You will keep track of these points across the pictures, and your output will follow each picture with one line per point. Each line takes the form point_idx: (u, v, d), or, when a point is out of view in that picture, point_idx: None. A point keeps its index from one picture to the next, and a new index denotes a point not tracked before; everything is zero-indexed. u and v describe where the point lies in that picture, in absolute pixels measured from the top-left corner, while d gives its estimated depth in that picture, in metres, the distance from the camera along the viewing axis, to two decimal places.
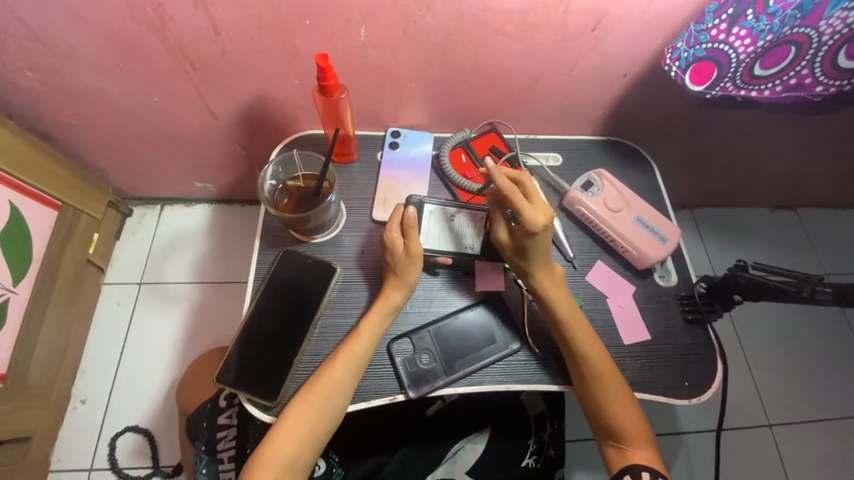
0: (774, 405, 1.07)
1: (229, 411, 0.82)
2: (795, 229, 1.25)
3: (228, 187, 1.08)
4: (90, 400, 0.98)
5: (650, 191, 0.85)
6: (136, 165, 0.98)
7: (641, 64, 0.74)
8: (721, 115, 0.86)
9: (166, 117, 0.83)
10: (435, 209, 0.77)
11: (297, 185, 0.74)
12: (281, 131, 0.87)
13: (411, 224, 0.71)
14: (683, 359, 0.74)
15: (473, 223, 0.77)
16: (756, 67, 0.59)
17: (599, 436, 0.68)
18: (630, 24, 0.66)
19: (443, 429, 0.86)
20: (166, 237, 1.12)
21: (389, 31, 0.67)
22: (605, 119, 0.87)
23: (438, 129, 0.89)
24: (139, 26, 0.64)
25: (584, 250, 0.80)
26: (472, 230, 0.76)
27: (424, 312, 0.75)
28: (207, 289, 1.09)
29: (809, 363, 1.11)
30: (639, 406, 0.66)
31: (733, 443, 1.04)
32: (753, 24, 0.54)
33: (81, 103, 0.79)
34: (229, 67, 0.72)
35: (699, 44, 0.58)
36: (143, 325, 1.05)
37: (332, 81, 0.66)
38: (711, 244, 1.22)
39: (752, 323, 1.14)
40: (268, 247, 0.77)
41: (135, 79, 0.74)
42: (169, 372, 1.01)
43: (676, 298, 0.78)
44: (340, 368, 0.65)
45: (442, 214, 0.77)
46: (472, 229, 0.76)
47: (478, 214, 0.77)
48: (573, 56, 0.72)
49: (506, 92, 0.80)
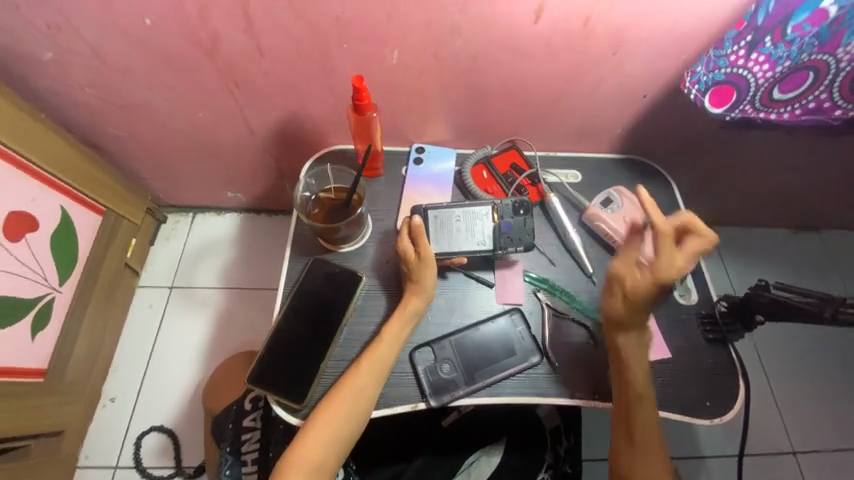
0: (799, 431, 1.05)
1: (253, 414, 0.84)
2: (818, 250, 1.23)
3: (256, 197, 1.13)
4: (119, 398, 1.02)
5: (669, 208, 0.87)
6: (174, 175, 1.04)
7: (660, 86, 0.77)
8: (741, 136, 0.88)
9: (207, 130, 0.89)
10: (440, 214, 0.77)
11: (329, 197, 0.78)
12: (311, 145, 0.92)
13: (418, 232, 0.73)
14: (704, 378, 0.74)
15: (478, 220, 0.77)
16: (775, 91, 0.61)
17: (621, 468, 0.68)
18: (650, 50, 0.69)
19: (460, 440, 0.88)
20: (196, 244, 1.17)
21: (419, 54, 0.71)
22: (624, 138, 0.89)
23: (460, 145, 0.92)
24: (192, 48, 0.70)
25: (604, 266, 0.82)
26: (480, 226, 0.77)
27: (445, 322, 0.77)
28: (233, 295, 1.13)
29: (835, 388, 1.08)
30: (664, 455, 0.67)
31: (757, 468, 1.02)
32: (771, 51, 0.56)
33: (130, 116, 0.86)
34: (270, 86, 0.77)
35: (718, 69, 0.60)
36: (171, 327, 1.09)
37: (366, 100, 0.70)
38: (731, 263, 1.22)
39: (775, 346, 1.12)
40: (297, 255, 0.81)
41: (183, 95, 0.80)
42: (194, 374, 1.04)
43: (696, 318, 0.78)
44: (365, 374, 0.68)
45: (447, 218, 0.77)
46: (480, 227, 0.77)
47: (481, 210, 0.77)
48: (594, 78, 0.75)
49: (528, 111, 0.83)
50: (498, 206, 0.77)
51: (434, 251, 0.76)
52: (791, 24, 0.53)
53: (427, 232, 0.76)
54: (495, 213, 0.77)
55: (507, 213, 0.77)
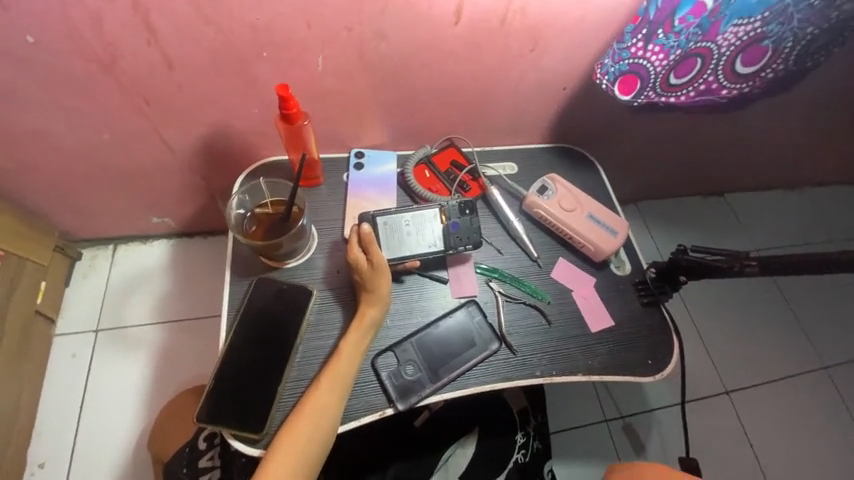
0: (728, 374, 1.18)
1: (210, 452, 0.78)
2: (724, 213, 1.40)
3: (188, 220, 1.05)
4: (48, 464, 0.90)
5: (598, 189, 0.94)
6: (85, 206, 0.93)
7: (577, 78, 0.82)
8: (651, 118, 0.97)
9: (118, 153, 0.81)
10: (389, 220, 0.77)
11: (266, 211, 0.75)
12: (242, 159, 0.87)
13: (369, 240, 0.72)
14: (644, 340, 0.81)
15: (427, 223, 0.78)
16: (672, 76, 0.68)
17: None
18: (564, 44, 0.74)
19: (432, 439, 0.88)
20: (122, 279, 1.06)
21: (346, 59, 0.70)
22: (551, 128, 0.95)
23: (399, 147, 0.92)
24: (88, 65, 0.63)
25: (547, 250, 0.86)
26: (430, 229, 0.78)
27: (404, 325, 0.77)
28: (173, 328, 1.04)
29: (751, 331, 1.24)
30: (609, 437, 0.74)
31: (698, 412, 1.14)
32: (664, 41, 0.62)
33: (21, 145, 0.75)
34: (186, 100, 0.71)
35: (623, 60, 0.66)
36: (103, 374, 0.98)
37: (294, 109, 0.67)
38: (657, 233, 1.35)
39: (700, 302, 1.26)
40: (240, 277, 0.76)
41: (84, 117, 0.72)
42: (138, 421, 0.95)
43: (631, 284, 0.86)
44: (326, 391, 0.65)
45: (397, 223, 0.77)
46: (430, 229, 0.78)
47: (429, 212, 0.78)
48: (517, 73, 0.79)
49: (460, 109, 0.85)
50: (445, 208, 0.79)
51: (387, 257, 0.75)
52: (677, 17, 0.59)
53: (378, 239, 0.76)
54: (443, 215, 0.78)
55: (454, 214, 0.78)
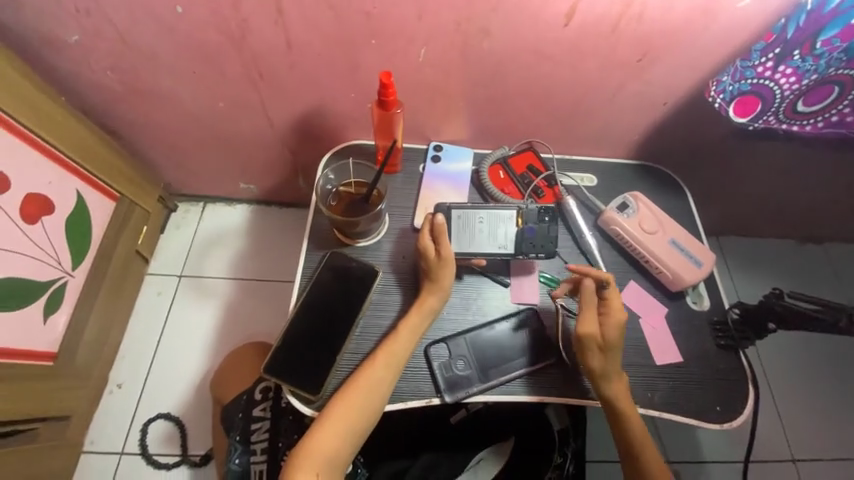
0: (800, 441, 1.06)
1: (263, 404, 0.84)
2: (822, 263, 1.25)
3: (269, 189, 1.13)
4: (125, 385, 1.01)
5: (683, 216, 0.88)
6: (188, 163, 1.04)
7: (681, 94, 0.78)
8: (756, 147, 0.89)
9: (225, 120, 0.89)
10: (464, 215, 0.77)
11: (348, 190, 0.79)
12: (330, 139, 0.92)
13: (441, 230, 0.74)
14: (714, 383, 0.75)
15: (501, 223, 0.77)
16: (799, 103, 0.62)
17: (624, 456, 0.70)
18: (675, 57, 0.70)
19: (466, 437, 0.88)
20: (206, 234, 1.17)
21: (447, 53, 0.71)
22: (641, 144, 0.90)
23: (478, 145, 0.92)
24: (220, 37, 0.70)
25: (618, 270, 0.83)
26: (503, 230, 0.76)
27: (461, 320, 0.77)
28: (242, 285, 1.13)
29: (837, 400, 1.09)
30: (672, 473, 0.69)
31: (758, 475, 1.03)
32: (799, 64, 0.57)
33: (150, 103, 0.85)
34: (294, 78, 0.77)
35: (744, 79, 0.61)
36: (180, 315, 1.09)
37: (392, 96, 0.70)
38: (737, 272, 1.23)
39: (779, 356, 1.13)
40: (314, 248, 0.81)
41: (205, 84, 0.80)
42: (202, 363, 1.04)
43: (707, 324, 0.79)
44: (381, 367, 0.68)
45: (470, 218, 0.77)
46: (503, 231, 0.76)
47: (506, 214, 0.77)
48: (617, 83, 0.76)
49: (548, 113, 0.83)
50: (523, 211, 0.77)
51: (453, 250, 0.76)
52: (820, 38, 0.53)
53: (449, 232, 0.76)
54: (519, 218, 0.77)
55: (532, 219, 0.77)
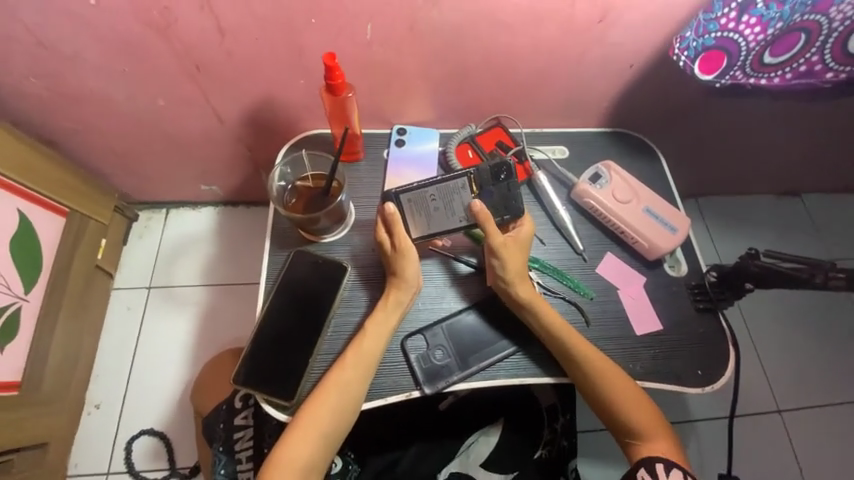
0: (783, 391, 1.08)
1: (244, 412, 0.82)
2: (799, 215, 1.25)
3: (232, 189, 1.08)
4: (104, 404, 0.98)
5: (657, 181, 0.86)
6: (141, 169, 0.98)
7: (648, 54, 0.74)
8: (728, 103, 0.86)
9: (171, 120, 0.83)
10: (414, 197, 0.71)
11: (306, 185, 0.74)
12: (286, 131, 0.87)
13: (393, 218, 0.70)
14: (696, 348, 0.75)
15: (455, 194, 0.71)
16: (765, 54, 0.59)
17: (616, 432, 0.68)
18: (636, 14, 0.66)
19: (456, 423, 0.88)
20: (172, 241, 1.12)
21: (395, 28, 0.66)
22: (611, 110, 0.87)
23: (443, 126, 0.88)
24: (145, 29, 0.64)
25: (594, 243, 0.81)
26: (459, 201, 0.71)
27: (436, 309, 0.75)
28: (216, 291, 1.09)
29: (817, 348, 1.12)
30: (677, 443, 0.65)
31: (744, 428, 1.05)
32: (762, 12, 0.54)
33: (85, 108, 0.79)
34: (235, 69, 0.71)
35: (708, 34, 0.58)
36: (154, 327, 1.05)
37: (340, 80, 0.65)
38: (717, 232, 1.23)
39: (760, 311, 1.14)
40: (279, 249, 0.77)
41: (141, 83, 0.74)
42: (182, 374, 1.01)
43: (686, 288, 0.78)
44: (350, 367, 0.66)
45: (421, 197, 0.71)
46: (458, 202, 0.71)
47: (457, 182, 0.71)
48: (579, 48, 0.72)
49: (512, 85, 0.79)
50: (474, 176, 0.71)
51: (412, 237, 0.72)
52: None
53: (404, 218, 0.72)
54: (473, 184, 0.71)
55: (486, 182, 0.72)
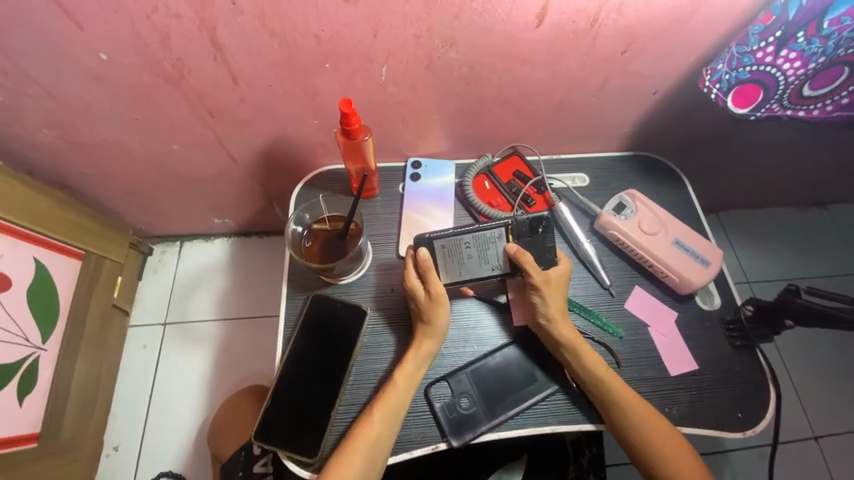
0: (819, 416, 1.04)
1: (264, 458, 0.80)
2: (826, 227, 1.21)
3: (246, 221, 1.07)
4: (122, 446, 0.97)
5: (683, 208, 0.82)
6: (154, 207, 0.97)
7: (672, 81, 0.71)
8: (755, 124, 0.83)
9: (185, 162, 0.82)
10: (448, 244, 0.69)
11: (324, 228, 0.73)
12: (299, 166, 0.85)
13: (427, 266, 0.68)
14: (734, 387, 0.71)
15: (491, 244, 0.69)
16: (805, 88, 0.57)
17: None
18: (662, 45, 0.63)
19: (479, 460, 0.84)
20: (187, 274, 1.11)
21: (411, 68, 0.64)
22: (632, 136, 0.84)
23: (458, 155, 0.86)
24: (157, 80, 0.63)
25: (620, 277, 0.78)
26: (494, 251, 0.70)
27: (460, 353, 0.72)
28: (232, 324, 1.08)
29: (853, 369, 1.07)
30: None
31: (780, 457, 1.01)
32: (804, 47, 0.51)
33: (98, 154, 0.78)
34: (249, 112, 0.70)
35: (742, 67, 0.55)
36: (170, 366, 1.04)
37: (356, 124, 0.64)
38: (741, 248, 1.19)
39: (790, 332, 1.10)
40: (296, 292, 0.75)
41: (153, 129, 0.73)
42: (199, 412, 1.00)
43: (721, 323, 0.75)
44: (379, 422, 0.63)
45: (456, 244, 0.69)
46: (493, 251, 0.70)
47: (494, 232, 0.69)
48: (602, 79, 0.69)
49: (530, 117, 0.77)
50: (512, 226, 0.70)
51: (444, 282, 0.70)
52: (828, 17, 0.47)
53: (435, 263, 0.70)
54: (510, 235, 0.70)
55: (524, 233, 0.70)
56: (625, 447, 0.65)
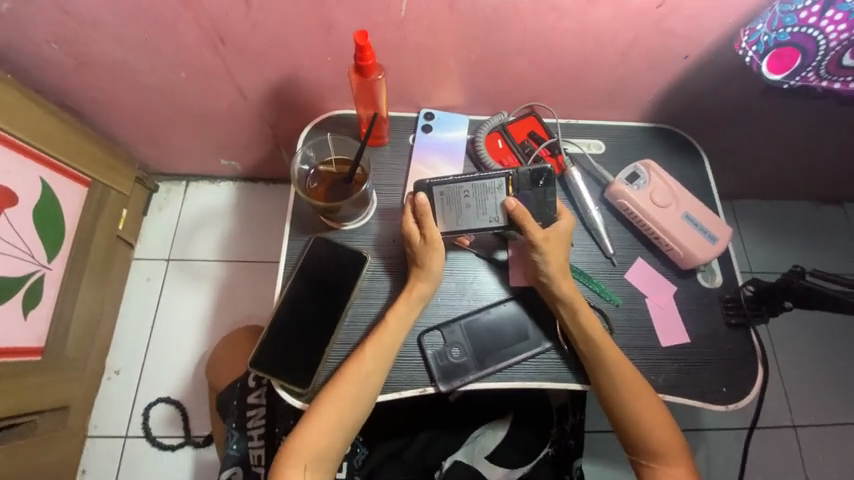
0: (803, 408, 1.05)
1: (257, 391, 0.83)
2: (841, 225, 1.18)
3: (252, 165, 1.06)
4: (123, 371, 1.01)
5: (698, 184, 0.80)
6: (161, 141, 0.96)
7: (706, 45, 0.67)
8: (786, 104, 0.79)
9: (193, 93, 0.80)
10: (447, 191, 0.68)
11: (330, 170, 0.72)
12: (309, 109, 0.83)
13: (423, 210, 0.68)
14: (724, 363, 0.72)
15: (489, 194, 0.68)
16: (846, 56, 0.53)
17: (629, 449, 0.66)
18: (700, 1, 0.59)
19: (464, 416, 0.87)
20: (191, 214, 1.12)
21: (432, 5, 0.61)
22: (655, 105, 0.81)
23: (473, 111, 0.83)
24: None
25: (625, 247, 0.77)
26: (492, 202, 0.68)
27: (455, 305, 0.73)
28: (233, 267, 1.09)
29: (844, 366, 1.07)
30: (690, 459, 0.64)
31: (758, 443, 1.03)
32: (852, 7, 0.48)
33: (106, 77, 0.77)
34: (260, 42, 0.68)
35: (782, 27, 0.53)
36: (172, 301, 1.06)
37: (370, 60, 0.62)
38: (750, 238, 1.17)
39: (787, 325, 1.10)
40: (298, 233, 0.75)
41: (162, 53, 0.71)
42: (197, 347, 1.03)
43: (719, 301, 0.75)
44: (369, 360, 0.65)
45: (454, 192, 0.68)
46: (492, 202, 0.68)
47: (493, 182, 0.68)
48: (631, 35, 0.65)
49: (551, 73, 0.74)
50: (513, 177, 0.68)
51: (440, 229, 0.69)
52: None
53: (433, 210, 0.69)
54: (510, 186, 0.68)
55: (524, 186, 0.68)
56: (608, 409, 0.66)
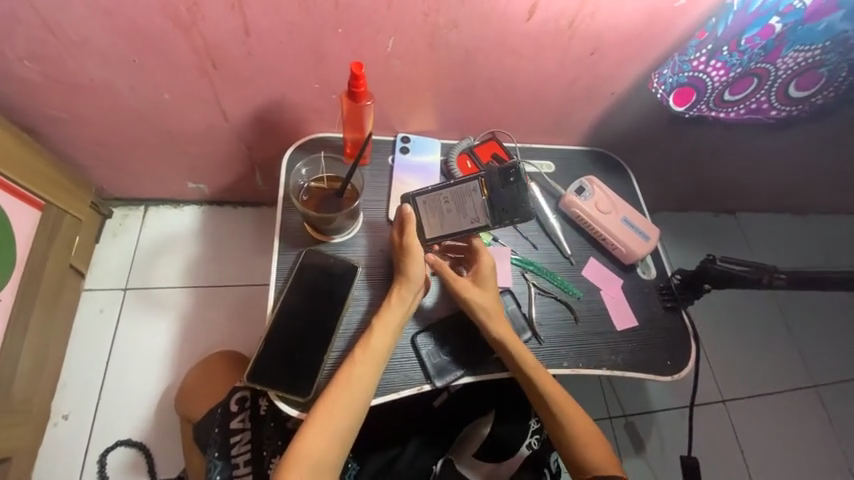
0: (727, 383, 1.24)
1: (241, 415, 0.80)
2: (734, 230, 1.46)
3: (222, 188, 1.06)
4: (73, 415, 0.91)
5: (630, 196, 0.97)
6: (126, 164, 0.94)
7: (627, 85, 0.85)
8: (687, 132, 1.01)
9: (173, 115, 0.81)
10: (429, 199, 0.78)
11: (321, 186, 0.76)
12: (291, 132, 0.88)
13: (408, 217, 0.76)
14: (666, 340, 0.86)
15: (467, 197, 0.76)
16: (726, 93, 0.75)
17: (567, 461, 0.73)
18: (623, 52, 0.76)
19: (450, 418, 0.91)
20: (152, 240, 1.07)
21: (415, 45, 0.71)
22: (591, 131, 0.98)
23: (443, 136, 0.94)
24: (167, 23, 0.64)
25: (579, 248, 0.90)
26: (471, 204, 0.76)
27: (442, 308, 0.80)
28: (200, 293, 1.05)
29: (752, 345, 1.29)
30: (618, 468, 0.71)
31: (697, 417, 1.19)
32: (727, 59, 0.69)
33: (79, 97, 0.75)
34: (253, 69, 0.73)
35: (682, 72, 0.73)
36: (131, 333, 0.99)
37: (363, 88, 0.69)
38: (669, 245, 1.39)
39: (706, 314, 1.31)
40: (288, 248, 0.78)
41: (149, 75, 0.72)
42: (160, 381, 0.96)
43: (656, 289, 0.90)
44: (360, 364, 0.68)
45: (436, 200, 0.78)
46: (470, 204, 0.76)
47: (469, 186, 0.76)
48: (573, 75, 0.81)
49: (510, 105, 0.87)
50: (484, 179, 0.75)
51: (426, 237, 0.78)
52: (744, 37, 0.66)
53: (418, 218, 0.78)
54: (483, 187, 0.75)
55: (496, 184, 0.75)
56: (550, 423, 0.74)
